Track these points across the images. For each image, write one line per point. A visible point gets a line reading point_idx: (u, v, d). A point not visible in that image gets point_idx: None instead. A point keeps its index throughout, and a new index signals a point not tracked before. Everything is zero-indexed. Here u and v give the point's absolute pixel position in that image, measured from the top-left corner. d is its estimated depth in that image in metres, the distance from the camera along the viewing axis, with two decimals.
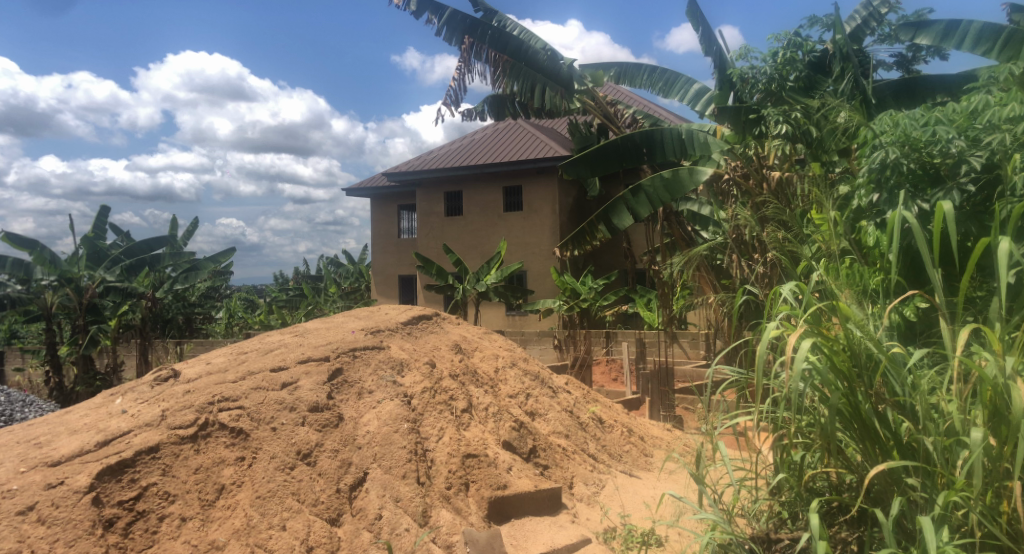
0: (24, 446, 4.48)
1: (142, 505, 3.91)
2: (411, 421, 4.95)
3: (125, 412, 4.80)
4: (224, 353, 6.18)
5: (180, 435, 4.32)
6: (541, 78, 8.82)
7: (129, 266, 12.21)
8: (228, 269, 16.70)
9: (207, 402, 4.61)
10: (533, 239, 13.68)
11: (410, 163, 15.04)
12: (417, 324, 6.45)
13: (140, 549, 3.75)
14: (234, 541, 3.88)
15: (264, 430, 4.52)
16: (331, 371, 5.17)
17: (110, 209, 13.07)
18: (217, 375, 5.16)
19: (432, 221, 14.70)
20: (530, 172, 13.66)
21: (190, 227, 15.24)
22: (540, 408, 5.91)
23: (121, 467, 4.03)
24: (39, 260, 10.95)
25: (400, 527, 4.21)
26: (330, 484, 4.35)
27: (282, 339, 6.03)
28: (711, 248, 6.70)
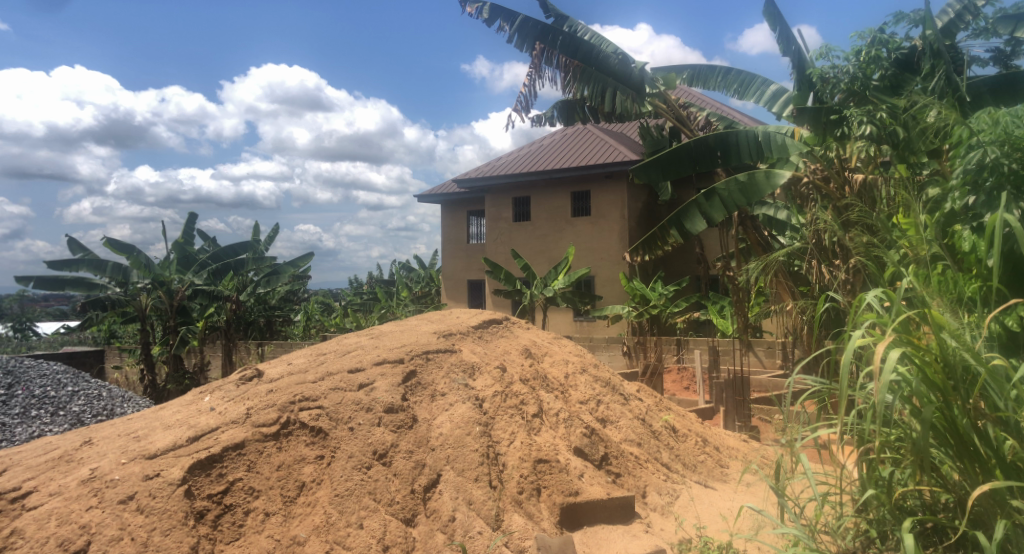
0: (123, 439, 4.76)
1: (230, 499, 4.09)
2: (483, 424, 4.99)
3: (213, 410, 5.03)
4: (304, 354, 6.39)
5: (264, 432, 4.49)
6: (612, 82, 8.79)
7: (216, 270, 12.79)
8: (307, 274, 17.27)
9: (289, 402, 4.77)
10: (602, 245, 13.60)
11: (480, 169, 15.21)
12: (488, 328, 6.51)
13: (228, 541, 3.92)
14: (315, 537, 4.02)
15: (343, 429, 4.65)
16: (405, 373, 5.28)
17: (198, 216, 13.71)
18: (297, 375, 5.34)
19: (501, 227, 14.80)
20: (600, 177, 13.58)
21: (271, 233, 15.84)
22: (611, 415, 5.85)
23: (210, 462, 4.22)
24: (136, 264, 11.68)
25: (474, 530, 4.27)
26: (405, 484, 4.43)
27: (358, 342, 6.19)
28: (789, 254, 6.50)
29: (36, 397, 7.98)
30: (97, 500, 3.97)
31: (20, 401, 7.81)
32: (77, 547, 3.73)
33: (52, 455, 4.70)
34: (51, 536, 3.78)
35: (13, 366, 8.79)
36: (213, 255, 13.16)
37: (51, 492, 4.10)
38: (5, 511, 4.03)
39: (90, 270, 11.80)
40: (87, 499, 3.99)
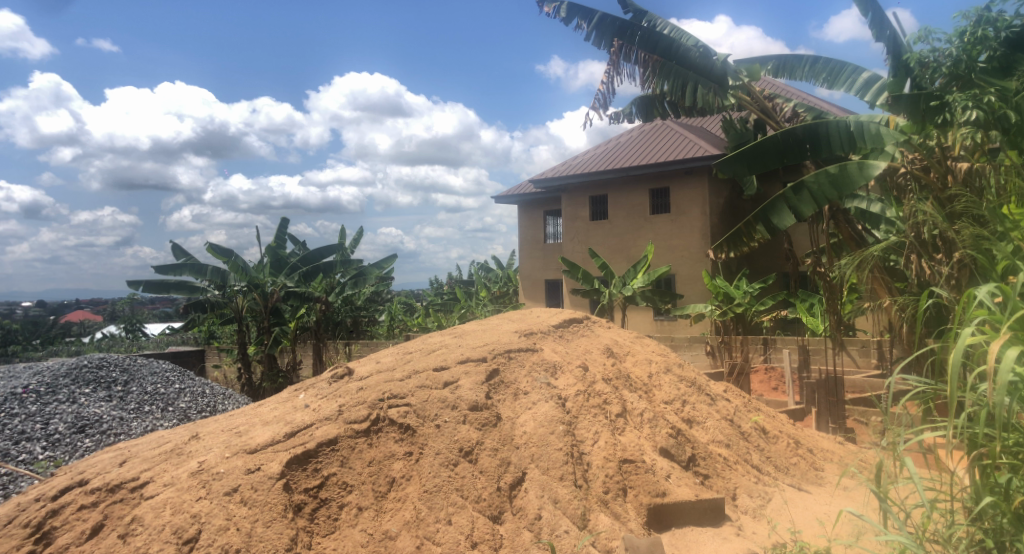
0: (226, 434, 5.02)
1: (325, 493, 4.26)
2: (567, 423, 4.99)
3: (307, 407, 5.24)
4: (391, 352, 6.56)
5: (356, 429, 4.63)
6: (693, 76, 8.61)
7: (306, 272, 13.33)
8: (390, 275, 17.70)
9: (378, 399, 4.91)
10: (682, 242, 13.35)
11: (556, 169, 15.17)
12: (569, 327, 6.49)
13: (324, 534, 4.09)
14: (405, 532, 4.13)
15: (429, 426, 4.74)
16: (488, 371, 5.34)
17: (289, 221, 14.26)
18: (386, 373, 5.50)
19: (579, 225, 14.73)
20: (680, 173, 13.32)
21: (356, 236, 16.33)
22: (697, 415, 5.71)
23: (306, 457, 4.40)
24: (234, 268, 12.44)
25: (561, 528, 4.29)
26: (491, 482, 4.48)
27: (442, 341, 6.30)
28: (885, 248, 6.20)
29: (148, 393, 8.53)
30: (205, 491, 4.21)
31: (135, 396, 8.34)
32: (188, 535, 3.96)
33: (165, 448, 5.01)
34: (166, 524, 4.03)
35: (127, 363, 9.42)
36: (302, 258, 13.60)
37: (164, 483, 4.36)
38: (125, 499, 4.33)
39: (192, 274, 12.49)
40: (197, 490, 4.22)
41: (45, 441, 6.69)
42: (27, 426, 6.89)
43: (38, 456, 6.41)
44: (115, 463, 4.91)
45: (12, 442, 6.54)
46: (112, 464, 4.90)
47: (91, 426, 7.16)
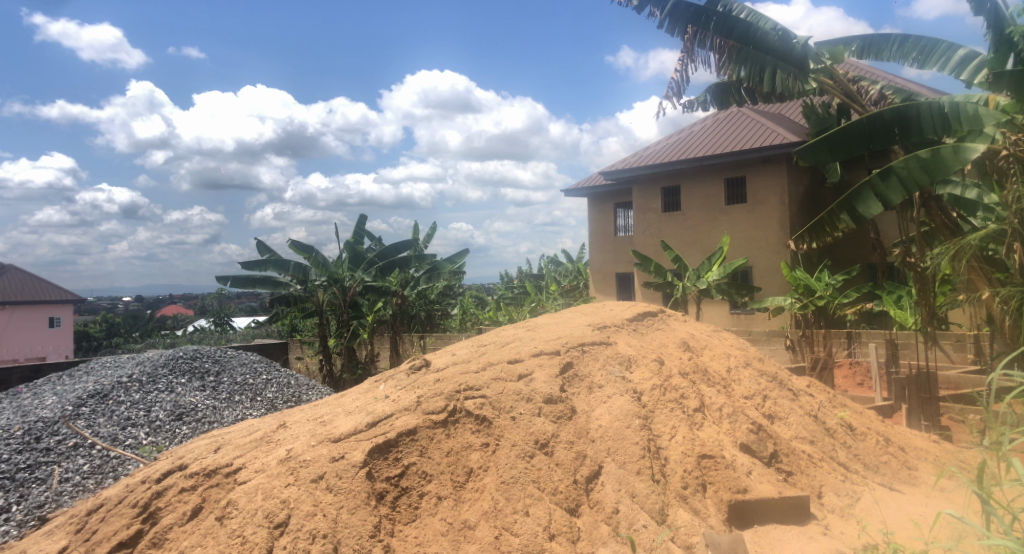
0: (311, 423, 5.21)
1: (406, 482, 4.36)
2: (643, 417, 4.92)
3: (387, 398, 5.36)
4: (466, 344, 6.64)
5: (434, 419, 4.71)
6: (771, 60, 8.33)
7: (382, 267, 13.32)
8: (462, 269, 17.90)
9: (455, 390, 4.98)
10: (760, 233, 12.97)
11: (627, 160, 14.97)
12: (643, 320, 6.41)
13: (405, 522, 4.19)
14: (484, 522, 4.18)
15: (505, 418, 4.78)
16: (563, 364, 5.33)
17: (367, 217, 14.58)
18: (462, 365, 5.58)
19: (650, 218, 14.48)
20: (758, 162, 12.93)
21: (428, 231, 16.55)
22: (779, 411, 5.53)
23: (387, 446, 4.50)
24: (314, 263, 12.89)
25: (639, 523, 4.27)
26: (567, 475, 4.48)
27: (516, 333, 6.33)
28: (984, 236, 5.86)
29: (238, 383, 8.92)
30: (293, 478, 4.37)
31: (226, 386, 8.75)
32: (279, 520, 4.12)
33: (255, 436, 5.23)
34: (258, 509, 4.21)
35: (219, 355, 9.90)
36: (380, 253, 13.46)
37: (256, 469, 4.56)
38: (221, 484, 4.54)
39: (276, 269, 12.95)
40: (286, 476, 4.39)
41: (148, 427, 7.10)
42: (132, 412, 7.34)
43: (142, 441, 6.81)
44: (210, 449, 5.17)
45: (119, 428, 6.97)
46: (208, 450, 5.16)
47: (188, 414, 7.55)
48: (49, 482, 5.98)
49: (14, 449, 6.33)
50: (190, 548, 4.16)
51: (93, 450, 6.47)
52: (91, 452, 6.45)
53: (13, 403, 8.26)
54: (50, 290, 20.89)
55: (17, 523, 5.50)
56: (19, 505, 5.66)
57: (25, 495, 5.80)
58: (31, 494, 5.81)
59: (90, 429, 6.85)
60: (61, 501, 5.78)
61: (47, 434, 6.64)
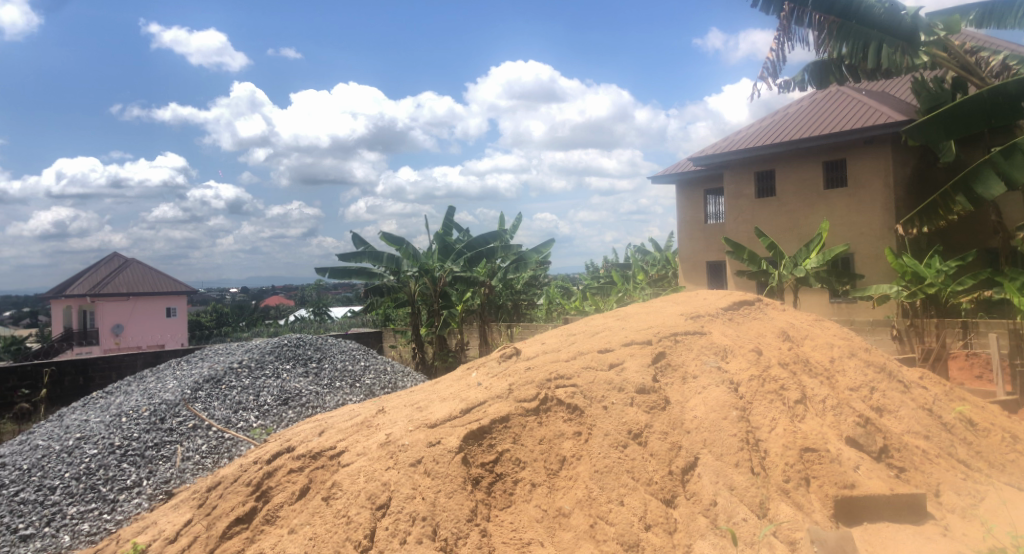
0: (407, 409, 5.35)
1: (500, 468, 4.40)
2: (741, 409, 4.77)
3: (479, 386, 5.42)
4: (556, 333, 6.62)
5: (526, 407, 4.73)
6: (877, 35, 7.85)
7: (470, 258, 13.58)
8: (548, 259, 17.94)
9: (546, 379, 4.97)
10: (863, 218, 12.33)
11: (717, 144, 14.48)
12: (739, 310, 6.20)
13: (501, 507, 4.23)
14: (579, 510, 4.17)
15: (597, 407, 4.74)
16: (655, 353, 5.23)
17: (455, 209, 14.79)
18: (552, 354, 5.57)
19: (743, 203, 13.98)
20: (861, 143, 12.25)
21: (516, 221, 16.58)
22: (889, 404, 5.23)
23: (481, 432, 4.56)
24: (406, 254, 13.22)
25: (739, 516, 4.15)
26: (663, 465, 4.40)
27: (606, 323, 6.26)
28: None
29: (338, 370, 9.27)
30: (392, 462, 4.50)
31: (327, 372, 9.10)
32: (381, 502, 4.25)
33: (356, 421, 5.41)
34: (361, 490, 4.36)
35: (320, 342, 10.34)
36: (467, 244, 13.87)
37: (358, 452, 4.72)
38: (326, 466, 4.73)
39: (371, 261, 13.37)
40: (385, 460, 4.53)
41: (257, 411, 7.48)
42: (243, 396, 7.75)
43: (253, 424, 7.18)
44: (315, 432, 5.40)
45: (232, 411, 7.37)
46: (312, 434, 5.39)
47: (293, 399, 7.90)
48: (173, 460, 6.41)
49: (142, 429, 6.82)
50: (299, 526, 4.35)
51: (210, 431, 6.88)
52: (208, 433, 6.86)
53: (139, 386, 8.90)
54: (167, 282, 22.33)
55: (147, 497, 5.94)
56: (149, 480, 6.11)
57: (153, 471, 6.24)
58: (158, 470, 6.25)
59: (207, 411, 7.28)
60: (184, 477, 6.19)
61: (170, 415, 7.11)
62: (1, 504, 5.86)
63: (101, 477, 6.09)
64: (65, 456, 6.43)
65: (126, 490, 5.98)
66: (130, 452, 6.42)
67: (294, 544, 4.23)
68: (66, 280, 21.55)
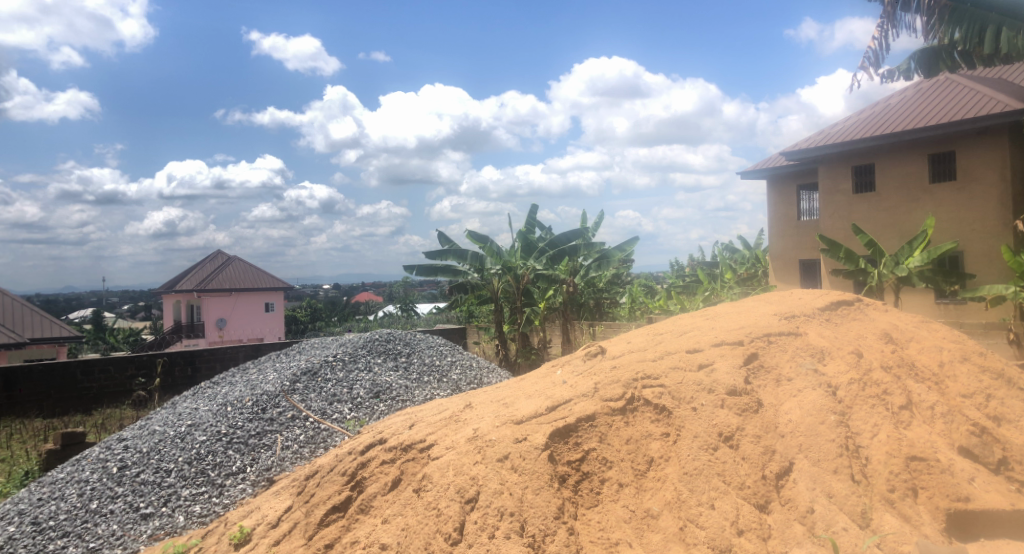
0: (494, 405, 5.41)
1: (587, 467, 4.39)
2: (839, 413, 4.56)
3: (565, 383, 5.42)
4: (643, 332, 6.53)
5: (612, 407, 4.70)
6: (995, 18, 7.35)
7: (553, 255, 13.44)
8: (632, 257, 17.75)
9: (632, 379, 4.93)
10: (974, 213, 11.58)
11: (811, 138, 13.88)
12: (836, 311, 5.93)
13: (588, 506, 4.22)
14: (667, 512, 4.10)
15: (686, 408, 4.64)
16: (747, 355, 5.08)
17: (538, 207, 14.81)
18: (638, 353, 5.51)
19: (839, 199, 13.35)
20: (972, 135, 11.48)
21: (599, 219, 16.43)
22: (1007, 413, 4.88)
23: (567, 430, 4.56)
24: (490, 252, 13.37)
25: (838, 525, 3.98)
26: (755, 469, 4.26)
27: (695, 323, 6.13)
28: None
29: (426, 364, 9.48)
30: (481, 456, 4.57)
31: (416, 366, 9.32)
32: (470, 495, 4.32)
33: (444, 415, 5.52)
34: (451, 484, 4.44)
35: (408, 337, 10.59)
36: (550, 242, 13.50)
37: (447, 446, 4.82)
38: (416, 458, 4.85)
39: (456, 259, 13.58)
40: (474, 454, 4.60)
41: (351, 403, 7.74)
42: (337, 389, 8.04)
43: (347, 415, 7.43)
44: (406, 425, 5.54)
45: (327, 402, 7.66)
46: (403, 426, 5.54)
47: (385, 392, 8.12)
48: (273, 448, 6.71)
49: (245, 418, 7.18)
50: (391, 516, 4.46)
51: (307, 422, 7.17)
52: (306, 423, 7.16)
53: (242, 377, 9.39)
54: (265, 278, 23.41)
55: (250, 483, 6.26)
56: (252, 467, 6.44)
57: (256, 459, 6.56)
58: (261, 458, 6.56)
59: (304, 403, 7.60)
60: (284, 465, 6.48)
61: (271, 405, 7.46)
62: (124, 484, 6.31)
63: (209, 462, 6.47)
64: (178, 442, 6.85)
65: (232, 475, 6.32)
66: (235, 440, 6.78)
67: (387, 533, 4.34)
68: (176, 276, 22.99)
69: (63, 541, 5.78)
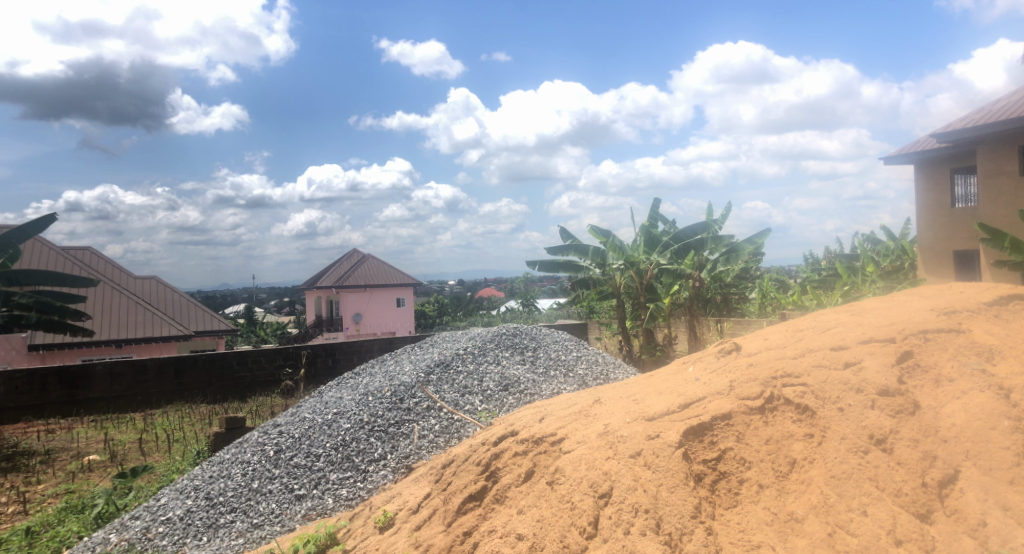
0: (624, 401, 5.37)
1: (724, 466, 4.25)
2: (1013, 418, 4.14)
3: (698, 380, 5.29)
4: (781, 329, 6.24)
5: (750, 405, 4.54)
6: None
7: (678, 249, 13.10)
8: (761, 250, 17.02)
9: (771, 377, 4.74)
10: None
11: (966, 117, 12.68)
12: (1006, 306, 5.38)
13: (727, 507, 4.08)
14: (813, 516, 3.88)
15: (831, 409, 4.39)
16: (900, 352, 4.73)
17: (661, 201, 14.50)
18: (777, 350, 5.29)
19: (1002, 183, 12.12)
20: None
21: (725, 213, 15.83)
22: None
23: (702, 429, 4.46)
24: (612, 247, 13.25)
25: (1017, 541, 3.60)
26: (914, 476, 3.96)
27: (838, 319, 5.78)
28: None
29: (553, 359, 9.55)
30: (613, 452, 4.55)
31: (543, 361, 9.41)
32: (603, 490, 4.31)
33: (574, 409, 5.54)
34: (584, 478, 4.45)
35: (535, 332, 10.71)
36: (674, 237, 13.18)
37: (578, 441, 4.85)
38: (548, 451, 4.91)
39: (577, 254, 13.55)
40: (606, 450, 4.60)
41: (482, 395, 7.93)
42: (469, 381, 8.28)
43: (478, 407, 7.62)
44: (536, 418, 5.62)
45: (460, 394, 7.89)
46: (534, 419, 5.62)
47: (514, 385, 8.26)
48: (411, 437, 7.00)
49: (385, 407, 7.54)
50: (527, 507, 4.53)
51: (442, 412, 7.43)
52: (441, 414, 7.42)
53: (380, 368, 9.86)
54: (397, 275, 24.43)
55: (391, 469, 6.55)
56: (392, 454, 6.74)
57: (396, 446, 6.86)
58: (400, 446, 6.86)
59: (438, 394, 7.86)
60: (421, 453, 6.73)
61: (408, 395, 7.79)
62: (281, 466, 6.81)
63: (354, 448, 6.85)
64: (326, 428, 7.31)
65: (375, 462, 6.65)
66: (376, 428, 7.14)
67: (522, 524, 4.40)
68: (317, 274, 24.56)
69: (231, 515, 6.32)
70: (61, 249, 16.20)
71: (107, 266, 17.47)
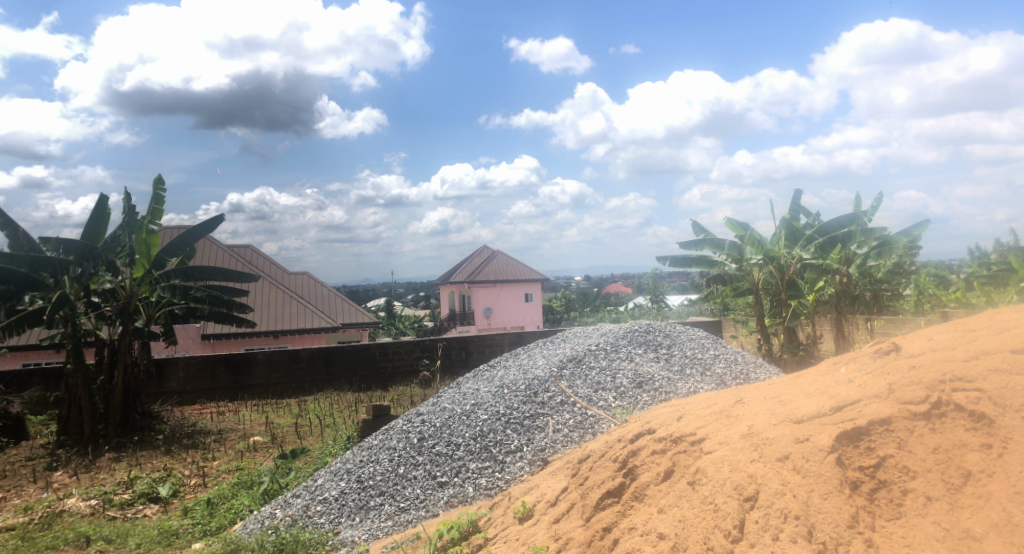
0: (769, 402, 5.12)
1: (884, 474, 3.96)
2: None
3: (852, 382, 4.94)
4: (947, 329, 5.70)
5: (913, 410, 4.20)
6: None
7: (823, 243, 12.30)
8: (917, 244, 15.68)
9: (938, 381, 4.36)
10: None
11: None
12: None
13: (889, 518, 3.78)
14: (995, 535, 3.49)
15: (1014, 417, 3.96)
16: None
17: (802, 192, 13.72)
18: (943, 352, 4.84)
19: None
20: None
21: (875, 204, 14.73)
22: None
23: (858, 434, 4.18)
24: (751, 240, 12.73)
25: None
26: None
27: (1018, 318, 5.20)
28: None
29: (688, 357, 9.28)
30: (758, 454, 4.36)
31: (678, 358, 9.17)
32: (748, 494, 4.14)
33: (714, 409, 5.36)
34: (727, 480, 4.30)
35: (668, 329, 10.47)
36: (818, 229, 12.44)
37: (720, 441, 4.68)
38: (688, 451, 4.78)
39: (712, 248, 13.14)
40: (750, 452, 4.41)
41: (616, 391, 7.85)
42: (602, 377, 8.23)
43: (612, 403, 7.56)
44: (674, 417, 5.48)
45: (593, 390, 7.86)
46: (672, 418, 5.49)
47: (648, 382, 8.11)
48: (546, 430, 7.06)
49: (520, 400, 7.66)
50: (667, 507, 4.43)
51: (576, 407, 7.43)
52: (574, 408, 7.42)
53: (514, 362, 10.03)
54: (527, 270, 24.76)
55: (528, 461, 6.64)
56: (528, 446, 6.83)
57: (531, 439, 6.94)
58: (535, 438, 6.94)
59: (572, 389, 7.88)
60: (556, 447, 6.77)
61: (542, 389, 7.86)
62: (424, 454, 7.09)
63: (491, 439, 7.00)
64: (465, 419, 7.53)
65: (511, 453, 6.76)
66: (512, 420, 7.26)
67: (663, 523, 4.30)
68: (450, 270, 25.38)
69: (380, 498, 6.66)
70: (227, 248, 17.75)
71: (265, 263, 18.94)
